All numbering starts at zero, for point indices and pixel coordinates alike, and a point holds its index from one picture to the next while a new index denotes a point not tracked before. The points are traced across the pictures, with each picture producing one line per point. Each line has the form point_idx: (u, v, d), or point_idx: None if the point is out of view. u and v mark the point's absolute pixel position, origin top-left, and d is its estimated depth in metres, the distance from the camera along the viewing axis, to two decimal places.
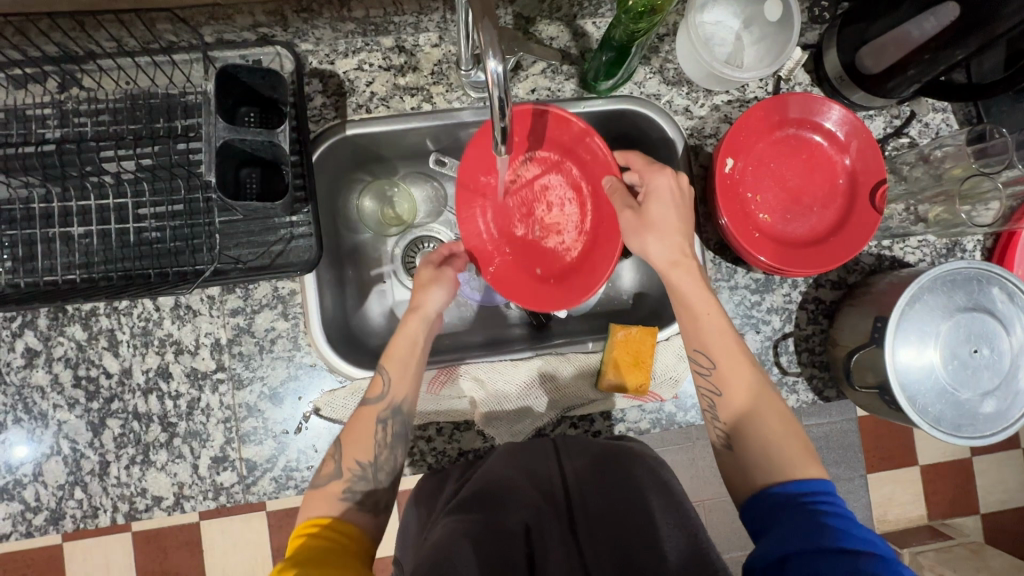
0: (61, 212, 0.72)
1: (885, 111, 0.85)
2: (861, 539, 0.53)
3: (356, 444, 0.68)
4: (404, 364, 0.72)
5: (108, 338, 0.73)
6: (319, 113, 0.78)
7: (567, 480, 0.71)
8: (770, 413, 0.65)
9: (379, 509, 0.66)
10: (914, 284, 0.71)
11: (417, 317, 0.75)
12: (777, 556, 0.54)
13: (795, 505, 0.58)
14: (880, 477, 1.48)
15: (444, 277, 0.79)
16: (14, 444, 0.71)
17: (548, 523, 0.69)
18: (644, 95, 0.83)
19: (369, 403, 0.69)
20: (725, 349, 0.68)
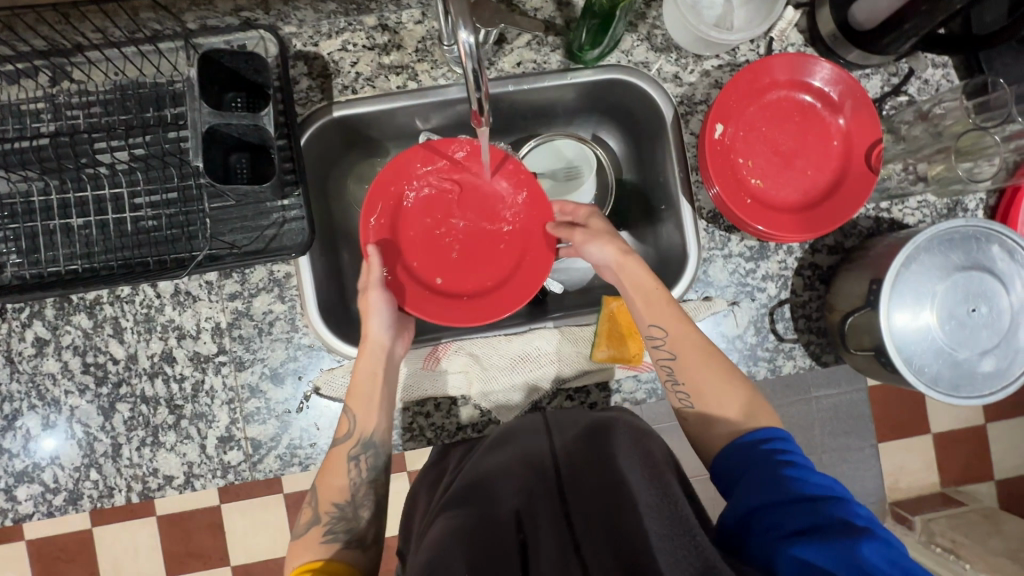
0: (61, 205, 0.74)
1: (883, 69, 0.83)
2: (819, 484, 0.56)
3: (328, 486, 0.70)
4: (366, 400, 0.72)
5: (113, 325, 0.75)
6: (306, 96, 0.78)
7: (558, 458, 0.69)
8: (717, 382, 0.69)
9: (367, 544, 0.68)
10: (908, 245, 0.70)
11: (370, 347, 0.74)
12: (743, 510, 0.56)
13: (758, 459, 0.60)
14: (890, 446, 1.48)
15: (374, 304, 0.75)
16: (41, 437, 0.74)
17: (539, 501, 0.65)
18: (632, 63, 0.82)
19: (339, 443, 0.71)
20: (684, 337, 0.71)
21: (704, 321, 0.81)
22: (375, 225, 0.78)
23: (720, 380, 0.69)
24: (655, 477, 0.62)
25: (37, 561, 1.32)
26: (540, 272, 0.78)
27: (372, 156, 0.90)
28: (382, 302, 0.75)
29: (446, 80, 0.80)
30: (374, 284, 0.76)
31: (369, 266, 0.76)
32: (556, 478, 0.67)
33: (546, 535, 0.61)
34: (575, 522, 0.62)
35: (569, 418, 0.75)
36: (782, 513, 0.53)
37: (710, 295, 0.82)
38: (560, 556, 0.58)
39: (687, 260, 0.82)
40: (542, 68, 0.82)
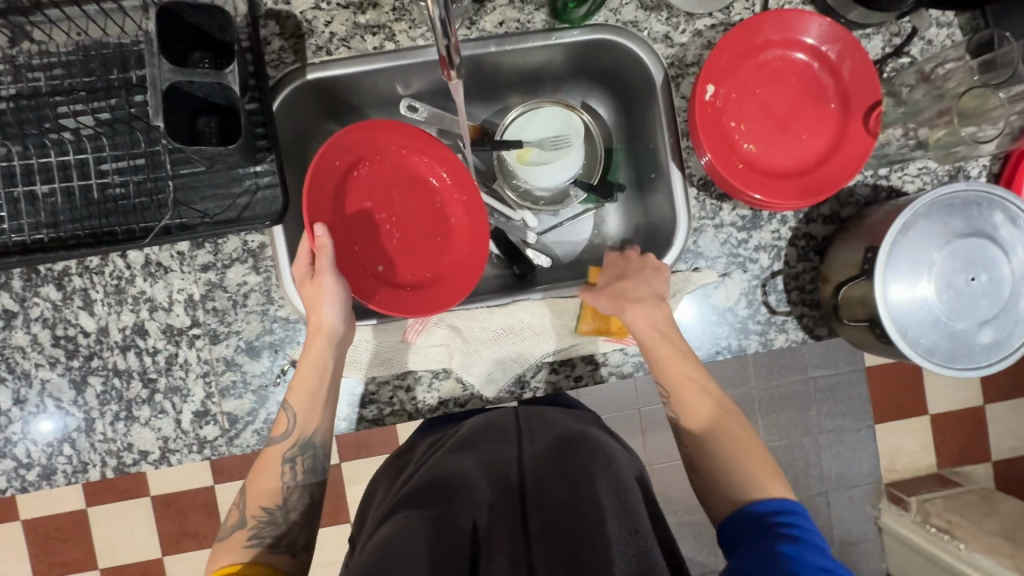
0: (24, 171, 0.71)
1: (885, 28, 0.79)
2: (818, 561, 0.55)
3: (259, 486, 0.67)
4: (310, 394, 0.69)
5: (82, 297, 0.73)
6: (278, 57, 0.74)
7: (527, 469, 0.76)
8: (746, 458, 0.67)
9: (295, 549, 0.66)
10: (907, 210, 0.67)
11: (323, 338, 0.70)
12: None
13: (764, 530, 0.60)
14: (887, 428, 1.46)
15: (328, 289, 0.69)
16: (40, 420, 0.73)
17: (498, 519, 0.69)
18: (620, 23, 0.78)
19: (275, 441, 0.69)
20: (677, 373, 0.71)
21: (693, 293, 0.79)
22: (320, 205, 0.73)
23: (747, 452, 0.68)
24: (621, 498, 0.68)
25: (30, 541, 1.32)
26: (478, 265, 0.77)
27: (351, 124, 0.86)
28: (335, 287, 0.69)
29: (424, 40, 0.76)
30: (326, 269, 0.69)
31: (319, 250, 0.69)
32: (519, 492, 0.73)
33: (501, 547, 0.65)
34: (531, 537, 0.66)
35: (551, 420, 0.83)
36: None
37: (701, 266, 0.79)
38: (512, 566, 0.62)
39: (677, 230, 0.79)
40: (525, 27, 0.78)
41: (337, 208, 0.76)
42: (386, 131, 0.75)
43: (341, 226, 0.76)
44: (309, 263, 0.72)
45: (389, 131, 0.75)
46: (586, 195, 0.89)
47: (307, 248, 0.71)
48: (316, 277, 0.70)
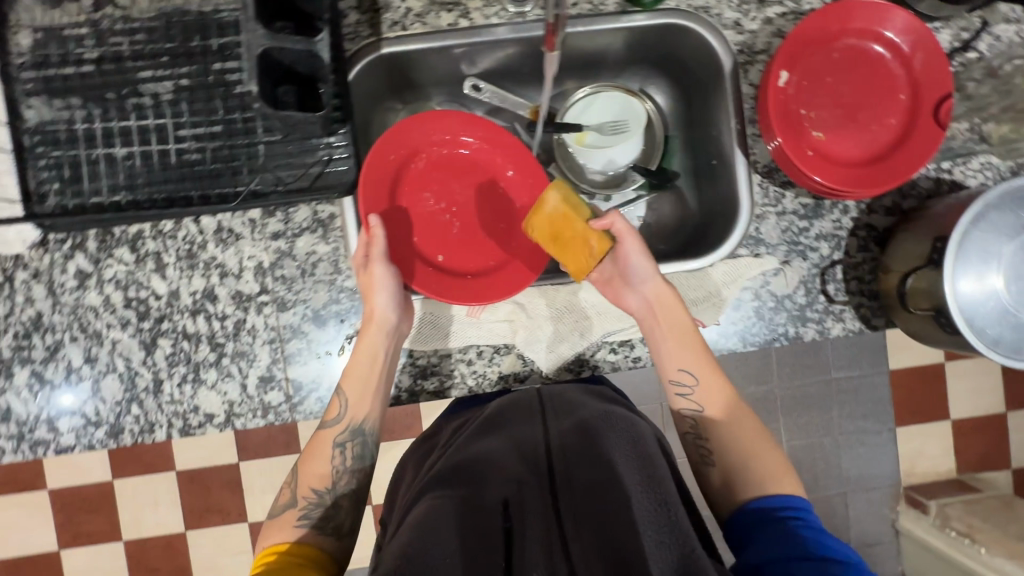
0: (103, 133, 0.72)
1: (953, 23, 0.79)
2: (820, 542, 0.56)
3: (311, 470, 0.68)
4: (362, 382, 0.71)
5: (155, 261, 0.74)
6: (354, 30, 0.76)
7: (553, 451, 0.64)
8: (749, 428, 0.70)
9: (342, 534, 0.66)
10: (980, 202, 0.68)
11: (374, 327, 0.70)
12: (751, 565, 0.56)
13: (768, 518, 0.61)
14: (909, 431, 1.41)
15: (380, 279, 0.69)
16: (60, 394, 0.74)
17: (531, 496, 0.58)
18: (691, 8, 0.79)
19: (327, 426, 0.70)
20: (697, 355, 0.73)
21: (752, 279, 0.79)
22: (376, 195, 0.75)
23: (748, 423, 0.71)
24: (652, 469, 0.60)
25: (54, 511, 1.24)
26: (538, 260, 0.77)
27: (413, 102, 0.88)
28: (387, 277, 0.69)
29: (498, 18, 0.78)
30: (378, 258, 0.69)
31: (371, 240, 0.69)
32: (550, 471, 0.61)
33: (534, 526, 0.55)
34: (567, 524, 0.55)
35: (577, 400, 0.72)
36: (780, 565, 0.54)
37: (761, 253, 0.80)
38: (547, 558, 0.51)
39: (738, 217, 0.79)
40: (598, 9, 0.79)
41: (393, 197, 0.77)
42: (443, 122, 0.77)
43: (397, 216, 0.78)
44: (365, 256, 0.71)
45: (441, 122, 0.77)
46: (642, 181, 0.89)
47: (363, 239, 0.70)
48: (369, 267, 0.70)
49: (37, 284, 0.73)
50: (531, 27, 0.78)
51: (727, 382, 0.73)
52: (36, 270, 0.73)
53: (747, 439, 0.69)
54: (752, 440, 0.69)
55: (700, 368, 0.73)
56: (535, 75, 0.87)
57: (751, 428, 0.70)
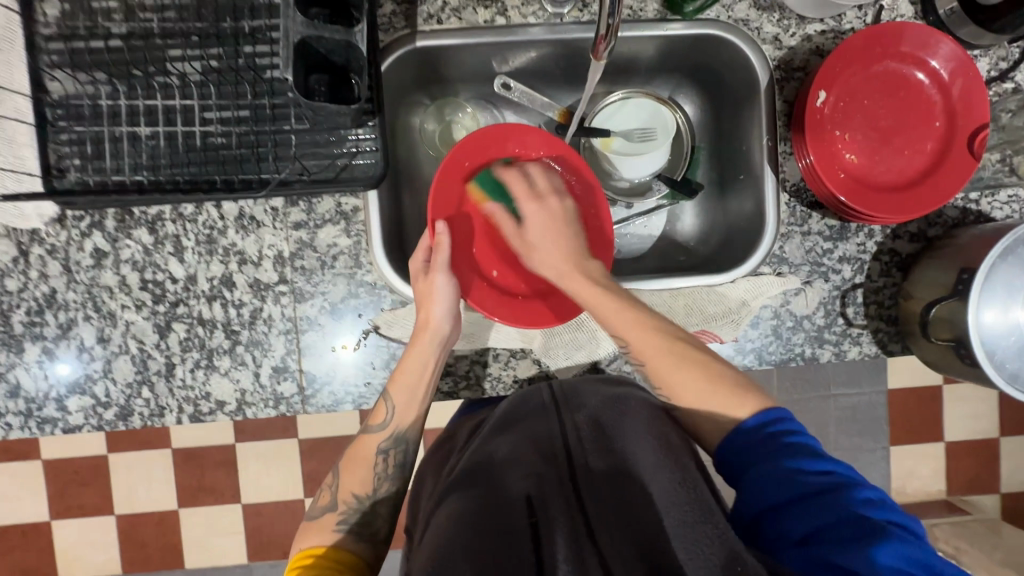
0: (128, 111, 0.70)
1: (992, 51, 0.78)
2: (822, 472, 0.56)
3: (351, 476, 0.69)
4: (410, 392, 0.70)
5: (173, 244, 0.73)
6: (389, 21, 0.74)
7: (572, 444, 0.66)
8: (688, 369, 0.66)
9: (376, 539, 0.68)
10: (1011, 235, 0.68)
11: (428, 336, 0.70)
12: (752, 514, 0.57)
13: (766, 445, 0.60)
14: (901, 451, 1.41)
15: (439, 288, 0.71)
16: (59, 361, 0.73)
17: (552, 492, 0.60)
18: (732, 19, 0.78)
19: (371, 431, 0.71)
20: (649, 343, 0.67)
21: (773, 298, 0.79)
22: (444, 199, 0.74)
23: (690, 366, 0.67)
24: (669, 448, 0.62)
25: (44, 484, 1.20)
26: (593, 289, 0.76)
27: (441, 96, 0.86)
28: (446, 286, 0.71)
29: (534, 18, 0.76)
30: (439, 267, 0.71)
31: (437, 246, 0.71)
32: (570, 467, 0.63)
33: (560, 517, 0.56)
34: (592, 514, 0.57)
35: (585, 387, 0.72)
36: (793, 517, 0.54)
37: (784, 271, 0.79)
38: (574, 548, 0.54)
39: (763, 234, 0.79)
40: (638, 15, 0.78)
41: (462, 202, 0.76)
42: (518, 136, 0.76)
43: (461, 222, 0.76)
44: (425, 261, 0.73)
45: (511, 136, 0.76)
46: (666, 191, 0.89)
47: (423, 244, 0.73)
48: (429, 273, 0.71)
49: (52, 260, 0.72)
50: (568, 29, 0.76)
51: (654, 328, 0.68)
52: (52, 246, 0.72)
53: (688, 385, 0.66)
54: (693, 381, 0.66)
55: (629, 327, 0.68)
56: (566, 77, 0.86)
57: (698, 363, 0.67)
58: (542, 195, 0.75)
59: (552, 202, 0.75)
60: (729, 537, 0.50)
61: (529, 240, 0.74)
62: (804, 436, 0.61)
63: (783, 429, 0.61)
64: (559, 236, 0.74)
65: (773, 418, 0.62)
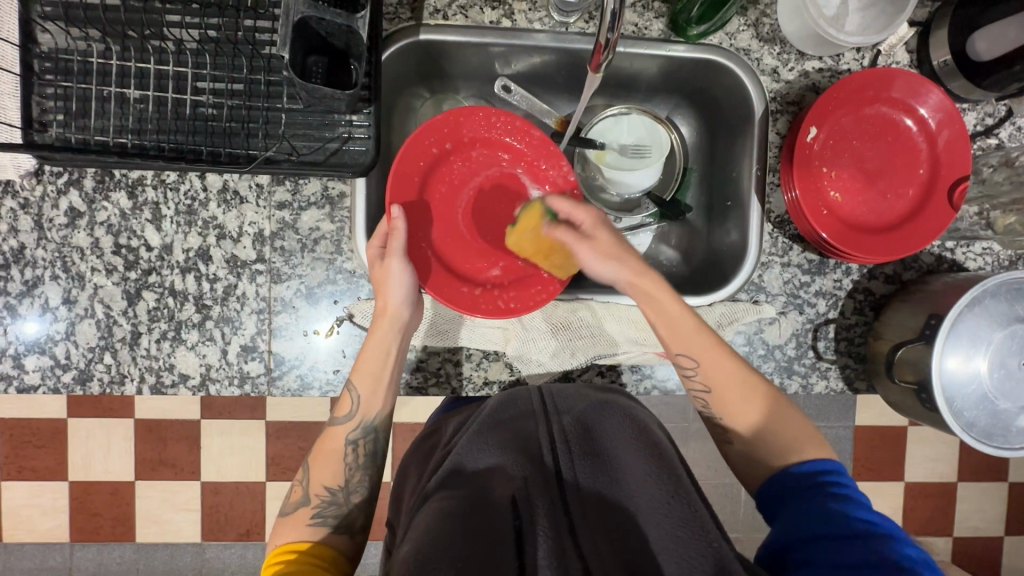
0: (118, 71, 0.69)
1: (980, 107, 0.81)
2: (864, 519, 0.55)
3: (323, 468, 0.69)
4: (372, 378, 0.70)
5: (152, 211, 0.72)
6: (395, 11, 0.74)
7: (557, 448, 0.65)
8: (753, 402, 0.67)
9: (355, 530, 0.68)
10: (979, 286, 0.70)
11: (387, 321, 0.69)
12: (781, 543, 0.56)
13: (817, 490, 0.60)
14: (862, 488, 1.35)
15: (395, 274, 0.69)
16: (25, 322, 0.71)
17: (537, 493, 0.60)
18: (733, 48, 0.79)
19: (338, 422, 0.70)
20: (688, 334, 0.68)
21: (748, 324, 0.80)
22: (403, 185, 0.73)
23: (758, 402, 0.67)
24: (659, 462, 0.62)
25: None
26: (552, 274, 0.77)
27: (440, 91, 0.86)
28: (403, 272, 0.69)
29: (540, 25, 0.77)
30: (396, 252, 0.69)
31: (393, 232, 0.69)
32: (555, 470, 0.63)
33: (544, 517, 0.56)
34: (576, 518, 0.58)
35: (572, 391, 0.74)
36: (818, 547, 0.53)
37: (760, 300, 0.81)
38: (558, 545, 0.54)
39: (743, 262, 0.80)
40: (642, 33, 0.79)
41: (422, 188, 0.76)
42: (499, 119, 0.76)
43: (420, 209, 0.76)
44: (382, 246, 0.71)
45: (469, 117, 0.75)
46: (653, 210, 0.89)
47: (381, 230, 0.71)
48: (385, 260, 0.69)
49: (25, 215, 0.71)
50: (572, 39, 0.77)
51: (733, 359, 0.68)
52: (25, 200, 0.71)
53: (736, 409, 0.68)
54: (772, 423, 0.66)
55: (705, 351, 0.68)
56: (567, 86, 0.86)
57: (760, 400, 0.68)
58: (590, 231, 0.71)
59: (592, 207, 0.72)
60: (717, 544, 0.53)
61: (580, 249, 0.71)
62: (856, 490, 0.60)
63: (835, 481, 0.61)
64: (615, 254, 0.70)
65: (829, 471, 0.62)
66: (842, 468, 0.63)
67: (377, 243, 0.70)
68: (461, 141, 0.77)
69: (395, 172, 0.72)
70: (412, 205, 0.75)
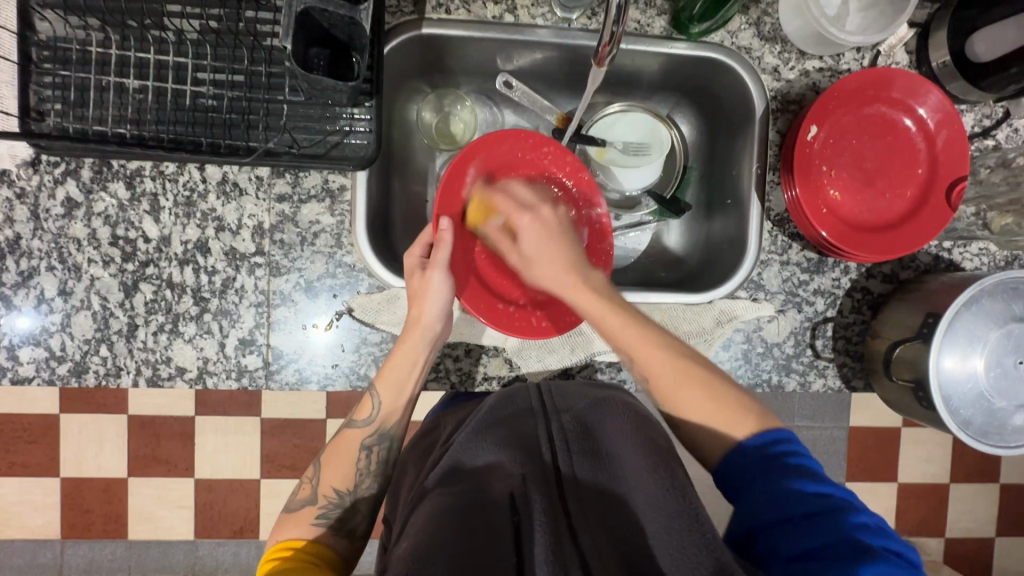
0: (117, 61, 0.68)
1: (978, 108, 0.81)
2: (822, 493, 0.54)
3: (333, 471, 0.68)
4: (397, 387, 0.70)
5: (150, 202, 0.72)
6: (397, 5, 0.74)
7: (556, 446, 0.65)
8: (693, 389, 0.64)
9: (355, 535, 0.67)
10: (976, 285, 0.70)
11: (421, 332, 0.70)
12: (744, 530, 0.55)
13: (770, 463, 0.57)
14: (856, 488, 1.35)
15: (434, 284, 0.70)
16: (19, 313, 0.70)
17: (536, 489, 0.59)
18: (735, 46, 0.79)
19: (354, 426, 0.70)
20: (625, 338, 0.66)
21: (747, 322, 0.80)
22: (449, 200, 0.73)
23: (698, 386, 0.64)
24: (656, 456, 0.61)
25: None
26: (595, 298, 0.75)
27: (441, 86, 0.86)
28: (443, 283, 0.70)
29: (543, 20, 0.77)
30: (438, 262, 0.70)
31: (438, 242, 0.71)
32: (554, 468, 0.62)
33: (542, 516, 0.56)
34: (575, 517, 0.57)
35: (571, 389, 0.73)
36: (780, 535, 0.52)
37: (759, 297, 0.81)
38: (556, 543, 0.54)
39: (744, 259, 0.80)
40: (644, 30, 0.79)
41: (467, 204, 0.75)
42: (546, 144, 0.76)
43: (465, 225, 0.75)
44: (422, 258, 0.72)
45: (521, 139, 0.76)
46: (653, 207, 0.89)
47: (425, 238, 0.72)
48: (426, 270, 0.71)
49: (21, 205, 0.70)
50: (575, 35, 0.77)
51: (664, 347, 0.66)
52: (21, 190, 0.70)
53: (693, 406, 0.63)
54: (708, 407, 0.63)
55: (630, 340, 0.66)
56: (568, 82, 0.86)
57: (701, 383, 0.64)
58: (533, 207, 0.75)
59: (542, 210, 0.75)
60: (717, 548, 0.50)
61: (526, 253, 0.74)
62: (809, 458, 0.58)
63: (789, 450, 0.58)
64: (558, 248, 0.73)
65: (776, 439, 0.59)
66: (793, 437, 0.60)
67: (417, 252, 0.72)
68: (513, 161, 0.77)
69: (442, 186, 0.73)
70: (457, 220, 0.74)
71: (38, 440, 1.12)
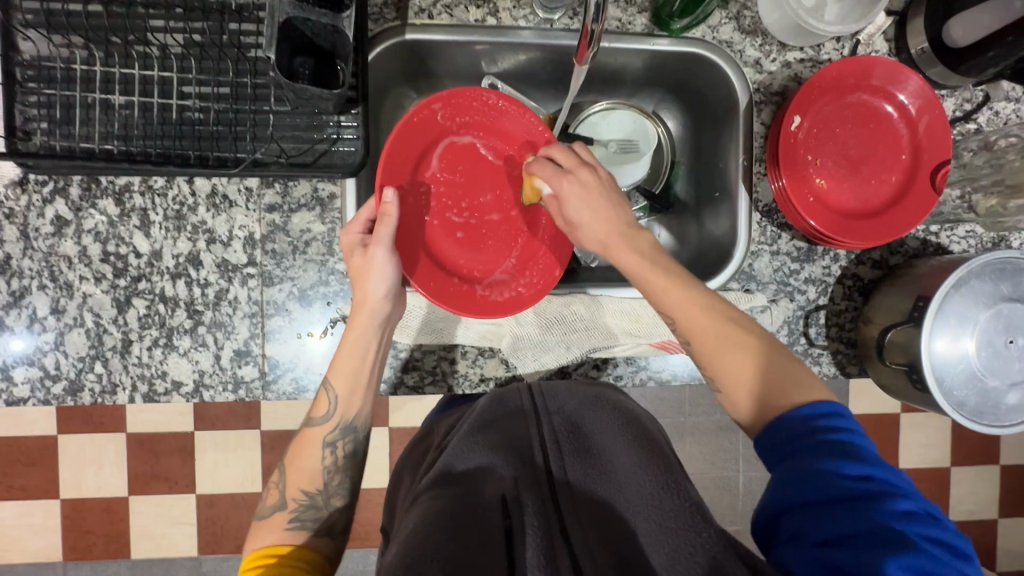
0: (103, 77, 0.68)
1: (958, 92, 0.82)
2: (861, 476, 0.50)
3: (299, 471, 0.68)
4: (348, 379, 0.69)
5: (140, 218, 0.72)
6: (379, 12, 0.75)
7: (547, 446, 0.64)
8: (733, 347, 0.60)
9: (335, 532, 0.67)
10: (963, 267, 0.71)
11: (366, 315, 0.68)
12: (771, 513, 0.52)
13: (811, 439, 0.53)
14: None
15: (378, 264, 0.67)
16: (13, 336, 0.70)
17: (528, 488, 0.59)
18: (716, 41, 0.80)
19: (315, 423, 0.69)
20: (675, 302, 0.62)
21: (740, 313, 0.81)
22: (395, 169, 0.71)
23: (738, 350, 0.60)
24: (649, 455, 0.62)
25: None
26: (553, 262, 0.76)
27: (427, 92, 0.86)
28: (387, 262, 0.67)
29: (525, 22, 0.78)
30: (381, 242, 0.66)
31: (381, 217, 0.66)
32: (545, 467, 0.62)
33: (532, 514, 0.55)
34: (567, 517, 0.55)
35: (563, 390, 0.73)
36: (807, 519, 0.49)
37: (751, 288, 0.81)
38: (547, 540, 0.52)
39: (733, 252, 0.80)
40: (626, 28, 0.80)
41: (416, 171, 0.73)
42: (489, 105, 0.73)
43: (418, 194, 0.74)
44: (362, 234, 0.69)
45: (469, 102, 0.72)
46: (643, 204, 0.88)
47: (369, 209, 0.69)
48: (366, 249, 0.67)
49: (10, 225, 0.70)
50: (558, 36, 0.78)
51: (708, 304, 0.62)
52: (10, 210, 0.70)
53: (731, 366, 0.60)
54: (750, 366, 0.59)
55: (676, 303, 0.62)
56: (553, 82, 0.87)
57: (740, 344, 0.60)
58: (572, 168, 0.69)
59: (583, 171, 0.69)
60: (712, 545, 0.49)
61: (569, 217, 0.69)
62: (859, 435, 0.54)
63: (837, 425, 0.54)
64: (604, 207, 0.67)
65: (825, 413, 0.55)
66: (844, 411, 0.55)
67: (359, 228, 0.69)
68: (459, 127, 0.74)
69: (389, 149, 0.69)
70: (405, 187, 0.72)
71: (34, 462, 1.10)
